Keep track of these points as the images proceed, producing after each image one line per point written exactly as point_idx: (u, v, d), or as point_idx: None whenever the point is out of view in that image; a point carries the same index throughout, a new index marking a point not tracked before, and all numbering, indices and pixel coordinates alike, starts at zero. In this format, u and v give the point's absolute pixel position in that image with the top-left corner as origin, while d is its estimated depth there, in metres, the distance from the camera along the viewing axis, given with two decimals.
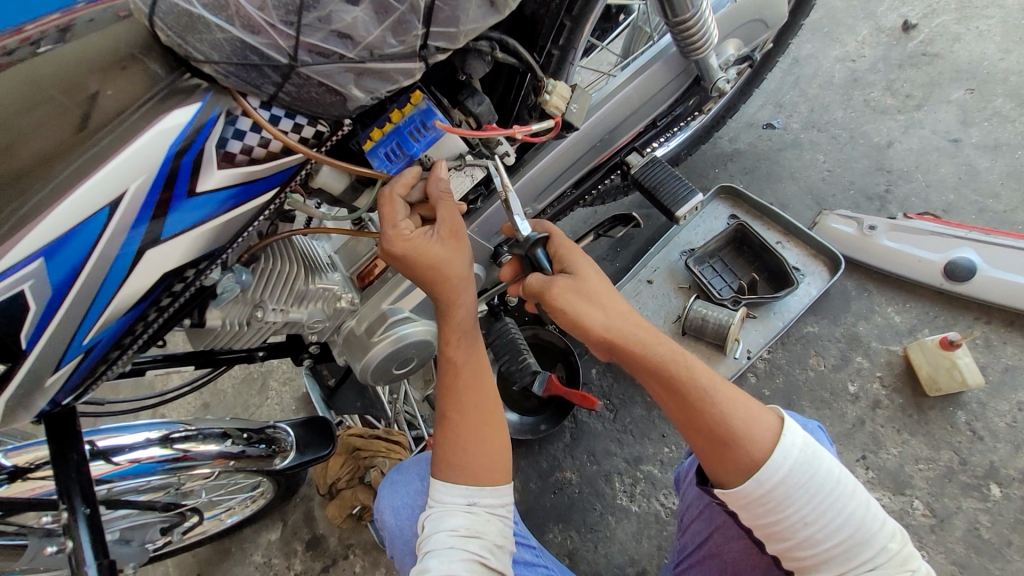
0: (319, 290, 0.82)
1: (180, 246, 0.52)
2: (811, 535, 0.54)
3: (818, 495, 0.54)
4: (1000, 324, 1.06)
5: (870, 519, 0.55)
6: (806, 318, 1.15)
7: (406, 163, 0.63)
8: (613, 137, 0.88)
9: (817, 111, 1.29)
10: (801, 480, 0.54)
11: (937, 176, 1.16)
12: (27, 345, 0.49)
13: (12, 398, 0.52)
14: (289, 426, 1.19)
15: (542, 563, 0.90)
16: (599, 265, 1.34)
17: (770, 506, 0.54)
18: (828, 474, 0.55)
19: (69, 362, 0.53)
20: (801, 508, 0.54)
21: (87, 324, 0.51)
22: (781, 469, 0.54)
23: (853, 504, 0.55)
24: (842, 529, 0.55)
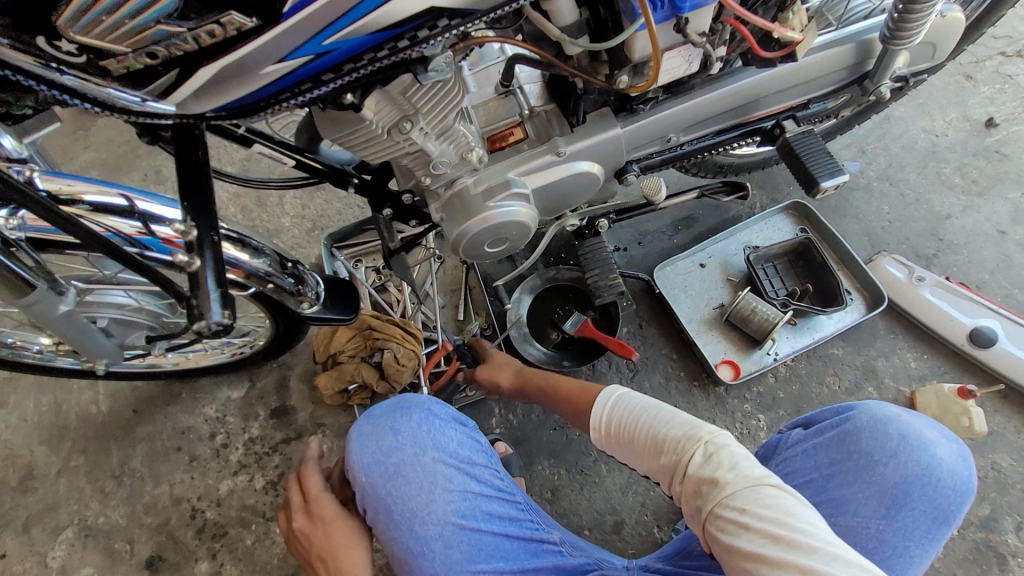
0: (460, 133, 0.80)
1: None
2: (642, 441, 0.79)
3: (645, 413, 0.81)
4: (1001, 396, 1.16)
5: (672, 419, 0.78)
6: (834, 341, 1.24)
7: (664, 17, 0.61)
8: (774, 99, 0.90)
9: (894, 167, 1.39)
10: (648, 413, 0.81)
11: (979, 257, 1.28)
12: (288, 10, 0.47)
13: (228, 65, 0.49)
14: (319, 277, 1.13)
15: (527, 518, 0.86)
16: (658, 236, 1.40)
17: (642, 434, 0.79)
18: (638, 399, 0.84)
19: (296, 59, 0.50)
20: (623, 424, 0.83)
21: (342, 19, 0.49)
22: (615, 408, 0.86)
23: (664, 415, 0.79)
24: (690, 443, 0.74)
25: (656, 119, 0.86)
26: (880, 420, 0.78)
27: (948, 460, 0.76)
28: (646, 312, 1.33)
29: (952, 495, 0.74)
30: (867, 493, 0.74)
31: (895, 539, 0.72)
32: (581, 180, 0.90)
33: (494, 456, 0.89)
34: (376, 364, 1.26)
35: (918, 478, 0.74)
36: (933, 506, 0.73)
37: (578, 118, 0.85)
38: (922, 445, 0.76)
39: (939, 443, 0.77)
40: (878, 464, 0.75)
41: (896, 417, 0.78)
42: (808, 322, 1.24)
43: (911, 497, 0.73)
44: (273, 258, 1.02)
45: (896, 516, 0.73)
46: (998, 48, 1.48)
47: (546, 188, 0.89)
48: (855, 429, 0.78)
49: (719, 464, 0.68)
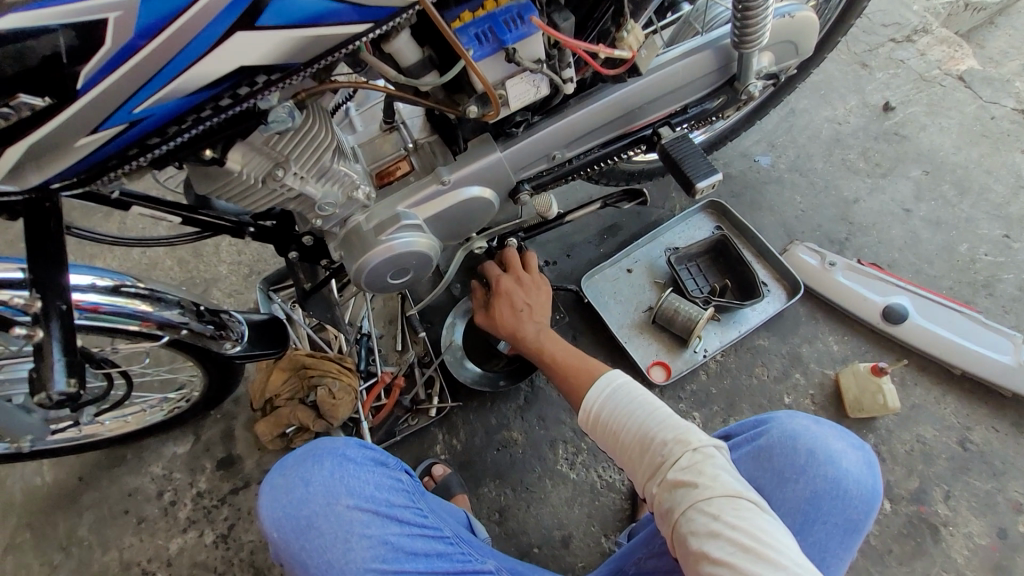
0: (341, 174, 0.81)
1: (264, 44, 0.54)
2: (626, 438, 0.76)
3: (625, 404, 0.78)
4: (919, 369, 1.20)
5: (661, 420, 0.74)
6: (759, 332, 1.28)
7: (492, 51, 0.65)
8: (649, 108, 0.94)
9: (802, 157, 1.44)
10: (629, 404, 0.78)
11: (888, 236, 1.33)
12: (82, 86, 0.51)
13: (41, 140, 0.54)
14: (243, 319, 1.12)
15: (459, 552, 0.79)
16: (585, 247, 1.43)
17: (621, 424, 0.77)
18: (633, 390, 0.79)
19: (113, 126, 0.55)
20: (612, 416, 0.78)
21: (146, 87, 0.53)
22: (599, 393, 0.80)
23: (653, 411, 0.76)
24: (672, 447, 0.71)
25: (535, 138, 0.89)
26: (790, 434, 0.79)
27: (855, 470, 0.76)
28: (580, 323, 1.35)
29: (861, 505, 0.75)
30: (782, 511, 0.75)
31: (810, 551, 0.74)
32: (472, 204, 0.92)
33: (420, 493, 0.81)
34: (313, 403, 1.26)
35: (826, 492, 0.75)
36: (840, 519, 0.75)
37: (459, 147, 0.88)
38: (830, 459, 0.77)
39: (846, 454, 0.78)
40: (791, 480, 0.76)
41: (806, 431, 0.79)
42: (732, 316, 1.27)
43: (822, 511, 0.74)
44: (189, 307, 1.01)
45: (809, 529, 0.74)
46: (889, 36, 1.56)
47: (439, 215, 0.91)
48: (768, 445, 0.79)
49: (701, 473, 0.68)
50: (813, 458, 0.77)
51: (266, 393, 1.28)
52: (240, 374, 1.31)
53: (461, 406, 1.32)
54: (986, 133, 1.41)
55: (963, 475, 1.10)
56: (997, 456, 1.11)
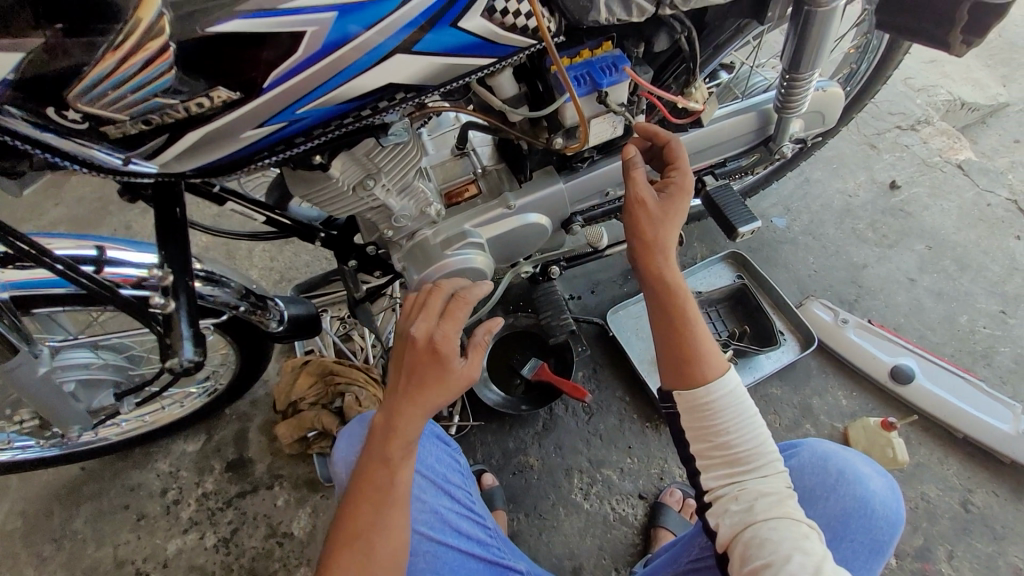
0: (419, 190, 0.89)
1: (417, 64, 0.63)
2: (727, 441, 0.71)
3: (745, 414, 0.71)
4: (922, 428, 1.26)
5: (770, 445, 0.71)
6: (772, 380, 1.34)
7: (587, 92, 0.74)
8: (694, 157, 1.03)
9: (815, 223, 1.55)
10: (749, 412, 0.72)
11: (893, 302, 1.42)
12: (266, 86, 0.59)
13: (214, 129, 0.60)
14: (282, 302, 1.16)
15: (493, 544, 0.92)
16: (608, 285, 1.50)
17: (733, 425, 0.71)
18: (753, 406, 0.72)
19: (274, 124, 0.62)
20: (727, 415, 0.71)
21: (315, 92, 0.61)
22: (723, 387, 0.72)
23: (764, 431, 0.71)
24: (767, 461, 0.70)
25: (593, 175, 0.98)
26: (819, 454, 0.82)
27: (881, 493, 0.79)
28: (602, 358, 1.41)
29: (886, 528, 0.77)
30: (812, 526, 0.78)
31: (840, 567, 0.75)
32: (533, 230, 0.99)
33: (469, 479, 0.98)
34: (338, 408, 1.29)
35: (854, 509, 0.77)
36: (869, 539, 0.76)
37: (525, 176, 0.96)
38: (858, 479, 0.79)
39: (873, 479, 0.80)
40: (821, 497, 0.79)
41: (835, 454, 0.83)
42: (749, 361, 1.33)
43: (850, 529, 0.76)
44: (238, 291, 1.06)
45: (837, 545, 0.76)
46: (894, 123, 1.72)
47: (499, 237, 0.98)
48: (798, 466, 0.82)
49: (785, 495, 0.68)
50: (849, 477, 0.79)
51: (291, 396, 1.31)
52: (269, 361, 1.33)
53: (481, 427, 1.34)
54: (983, 218, 1.53)
55: (966, 535, 1.15)
56: (998, 519, 1.16)
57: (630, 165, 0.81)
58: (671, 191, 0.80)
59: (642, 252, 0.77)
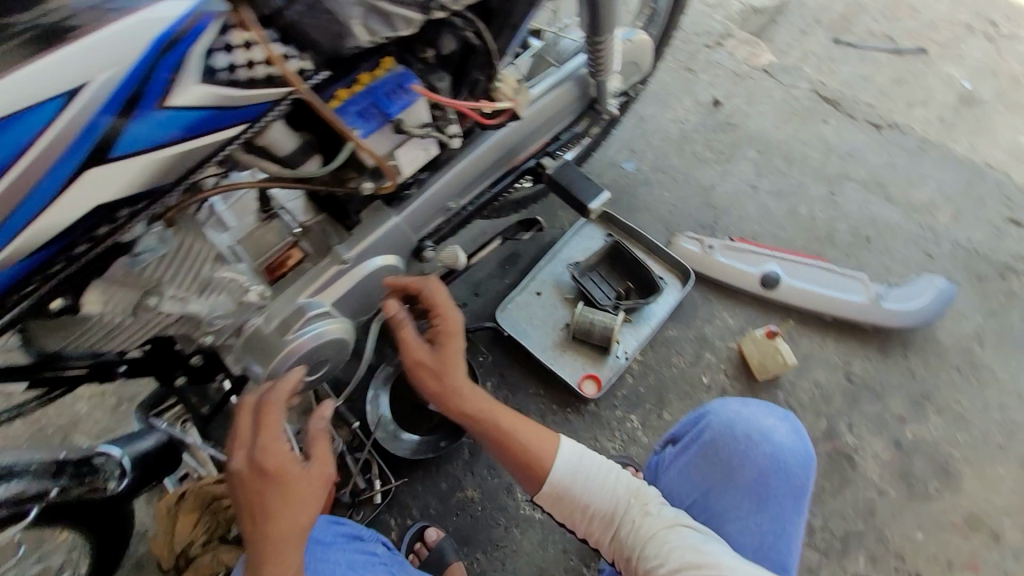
0: (224, 281, 0.73)
1: (130, 167, 0.58)
2: (592, 510, 0.80)
3: (588, 475, 0.81)
4: (799, 322, 1.37)
5: (620, 483, 0.81)
6: (667, 324, 1.38)
7: (376, 124, 0.69)
8: (526, 142, 0.96)
9: (660, 157, 1.58)
10: (589, 471, 0.81)
11: (745, 213, 1.51)
12: None
13: None
14: (117, 451, 0.94)
15: None
16: (490, 283, 1.44)
17: (586, 494, 0.80)
18: (593, 463, 0.82)
19: None
20: (576, 493, 0.80)
21: (10, 228, 0.55)
22: (559, 467, 0.81)
23: (612, 479, 0.81)
24: (628, 499, 0.80)
25: (431, 195, 0.87)
26: (727, 421, 0.87)
27: (787, 439, 0.86)
28: (505, 360, 1.36)
29: (800, 469, 0.84)
30: (740, 496, 0.84)
31: (772, 521, 0.82)
32: (382, 276, 0.85)
33: (397, 562, 0.90)
34: (238, 535, 1.09)
35: (769, 466, 0.84)
36: (789, 486, 0.83)
37: (353, 220, 0.82)
38: (764, 435, 0.85)
39: (777, 428, 0.87)
40: (738, 467, 0.85)
41: (739, 415, 0.87)
42: (640, 314, 1.35)
43: (772, 486, 0.83)
44: (44, 470, 0.85)
45: (765, 504, 0.83)
46: (699, 40, 1.78)
47: (347, 296, 0.83)
48: (711, 440, 0.87)
49: (653, 520, 0.78)
50: (757, 438, 0.85)
51: (176, 546, 1.07)
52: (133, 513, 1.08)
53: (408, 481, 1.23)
54: (794, 112, 1.66)
55: (856, 404, 1.28)
56: (876, 379, 1.31)
57: (396, 324, 0.86)
58: (439, 339, 0.88)
59: (444, 401, 0.85)
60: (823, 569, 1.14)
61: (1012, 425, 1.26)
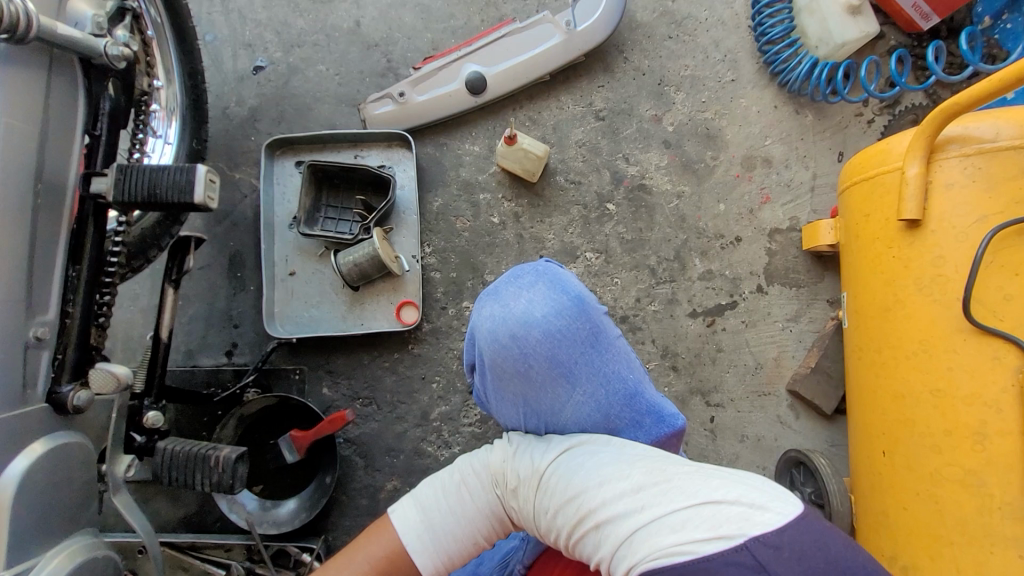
0: None
1: None
2: (481, 538, 0.66)
3: (450, 519, 0.65)
4: (530, 100, 1.25)
5: (475, 491, 0.67)
6: (427, 198, 1.22)
7: None
8: (46, 178, 0.68)
9: (282, 31, 1.25)
10: (444, 515, 0.65)
11: (408, 26, 1.26)
12: None
13: None
14: None
15: None
16: (239, 301, 1.19)
17: (463, 537, 0.65)
18: (439, 504, 0.66)
19: None
20: (456, 546, 0.65)
21: None
22: (422, 547, 0.64)
23: (467, 499, 0.66)
24: (491, 494, 0.67)
25: None
26: (488, 340, 0.65)
27: (549, 306, 0.65)
28: (318, 357, 1.18)
29: (577, 317, 0.66)
30: (551, 391, 0.66)
31: (596, 380, 0.68)
32: (36, 476, 0.64)
33: None
34: None
35: (553, 348, 0.65)
36: (583, 344, 0.67)
37: None
38: (526, 323, 0.64)
39: (533, 304, 0.65)
40: (530, 370, 0.65)
41: (494, 320, 0.64)
42: (396, 212, 1.19)
43: (566, 359, 0.66)
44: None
45: (576, 378, 0.67)
46: None
47: (17, 541, 0.62)
48: (491, 364, 0.66)
49: (518, 491, 0.64)
50: (520, 334, 0.64)
51: None
52: None
53: (333, 528, 1.13)
54: None
55: (619, 136, 1.25)
56: (620, 101, 1.25)
57: None
58: None
59: None
60: (677, 292, 1.22)
61: (734, 54, 1.28)
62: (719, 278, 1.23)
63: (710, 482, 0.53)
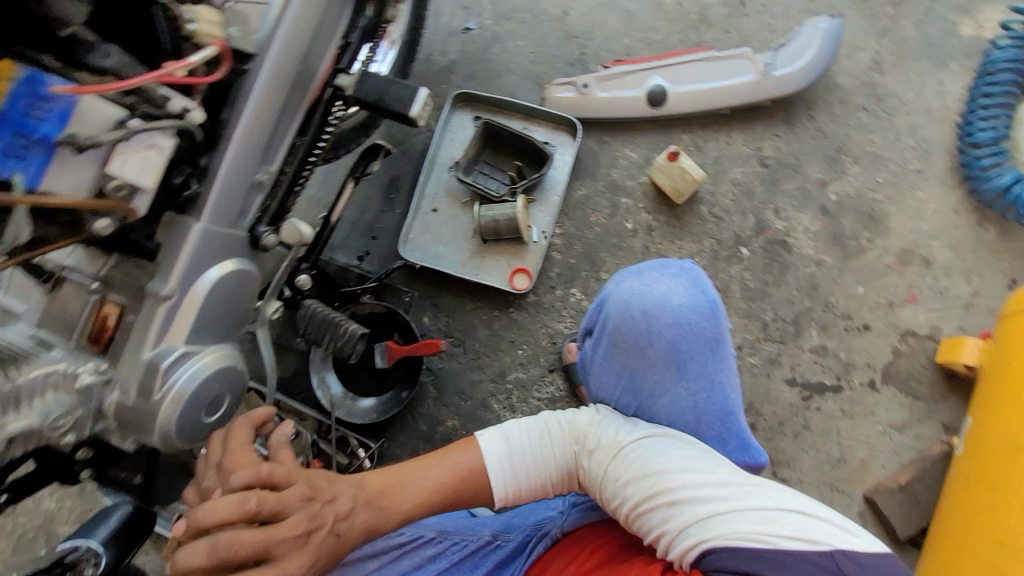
0: (42, 377, 0.65)
1: None
2: (545, 483, 0.72)
3: (529, 460, 0.70)
4: (701, 127, 1.27)
5: (556, 442, 0.71)
6: (573, 185, 1.28)
7: (47, 155, 0.58)
8: (305, 64, 0.82)
9: (499, 2, 1.37)
10: (523, 455, 0.70)
11: (611, 28, 1.33)
12: None
13: None
14: None
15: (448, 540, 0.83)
16: (383, 219, 1.33)
17: (532, 477, 0.71)
18: (522, 441, 0.71)
19: None
20: (527, 484, 0.70)
21: None
22: (499, 477, 0.70)
23: (548, 447, 0.70)
24: (568, 450, 0.71)
25: (222, 179, 0.75)
26: (621, 308, 0.69)
27: (687, 298, 0.69)
28: (429, 289, 1.29)
29: (707, 317, 0.69)
30: (659, 374, 0.70)
31: (701, 383, 0.70)
32: (224, 286, 0.78)
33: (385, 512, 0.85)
34: None
35: (678, 335, 0.68)
36: (704, 343, 0.70)
37: (148, 250, 0.72)
38: (661, 304, 0.68)
39: (672, 291, 0.69)
40: (648, 348, 0.69)
41: (632, 292, 0.69)
42: (541, 188, 1.26)
43: (685, 351, 0.69)
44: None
45: (686, 372, 0.70)
46: None
47: (197, 328, 0.76)
48: (614, 331, 0.70)
49: (596, 454, 0.69)
50: (653, 312, 0.68)
51: None
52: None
53: (390, 439, 1.23)
54: None
55: (777, 187, 1.24)
56: (789, 154, 1.25)
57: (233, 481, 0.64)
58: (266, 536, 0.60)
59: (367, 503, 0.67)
60: (782, 355, 1.18)
61: (927, 145, 1.23)
62: (831, 358, 1.18)
63: (788, 496, 0.60)
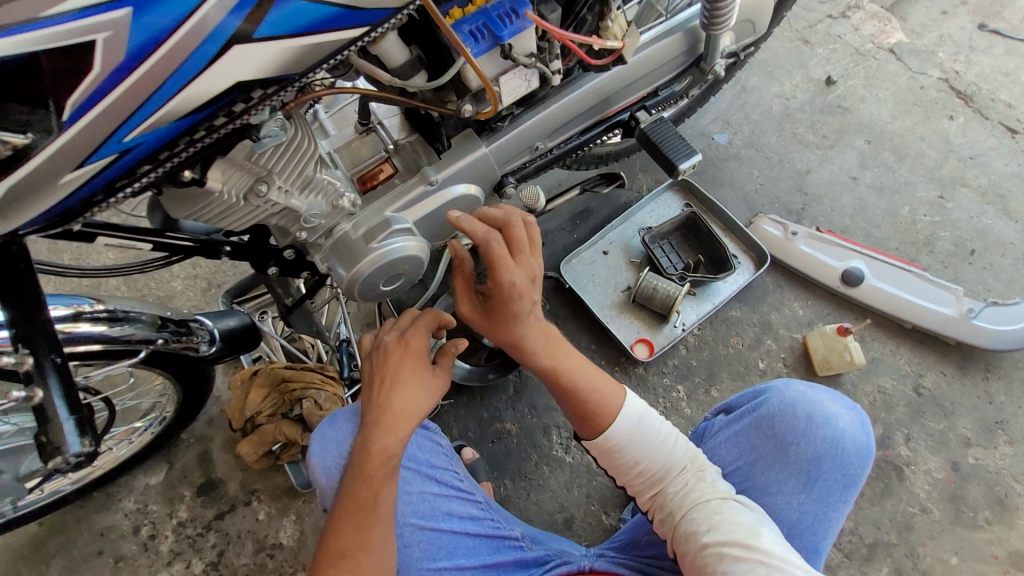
0: (325, 182, 0.78)
1: (263, 54, 0.59)
2: (642, 469, 0.77)
3: (646, 439, 0.78)
4: (873, 326, 1.30)
5: (676, 446, 0.78)
6: (731, 303, 1.34)
7: (488, 45, 0.69)
8: (622, 93, 0.95)
9: (756, 133, 1.50)
10: (644, 434, 0.78)
11: (839, 204, 1.42)
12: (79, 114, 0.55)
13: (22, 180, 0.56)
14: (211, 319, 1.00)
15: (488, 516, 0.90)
16: (559, 234, 1.45)
17: (642, 450, 0.77)
18: (652, 425, 0.79)
19: (101, 159, 0.58)
20: (632, 454, 0.78)
21: (133, 118, 0.57)
22: (621, 424, 0.78)
23: (671, 443, 0.78)
24: (682, 459, 0.77)
25: (519, 131, 0.89)
26: (789, 401, 0.79)
27: (849, 431, 0.77)
28: (561, 309, 1.38)
29: (856, 460, 0.76)
30: (787, 472, 0.76)
31: (813, 509, 0.75)
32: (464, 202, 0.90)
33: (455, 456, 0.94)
34: (297, 416, 1.23)
35: (825, 453, 0.75)
36: (842, 479, 0.75)
37: (443, 145, 0.86)
38: (826, 420, 0.77)
39: (840, 416, 0.78)
40: (792, 445, 0.77)
41: (804, 396, 0.79)
42: (705, 288, 1.32)
43: (823, 470, 0.75)
44: (152, 322, 0.89)
45: (812, 489, 0.75)
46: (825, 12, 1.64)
47: (428, 217, 0.89)
48: (769, 414, 0.79)
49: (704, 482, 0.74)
50: (816, 420, 0.76)
51: (246, 412, 1.23)
52: (214, 379, 1.22)
53: (453, 404, 1.31)
54: (917, 103, 1.52)
55: (919, 419, 1.22)
56: (944, 398, 1.23)
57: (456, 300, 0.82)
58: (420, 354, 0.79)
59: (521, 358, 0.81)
60: (840, 567, 1.12)
61: None
62: None
63: None
